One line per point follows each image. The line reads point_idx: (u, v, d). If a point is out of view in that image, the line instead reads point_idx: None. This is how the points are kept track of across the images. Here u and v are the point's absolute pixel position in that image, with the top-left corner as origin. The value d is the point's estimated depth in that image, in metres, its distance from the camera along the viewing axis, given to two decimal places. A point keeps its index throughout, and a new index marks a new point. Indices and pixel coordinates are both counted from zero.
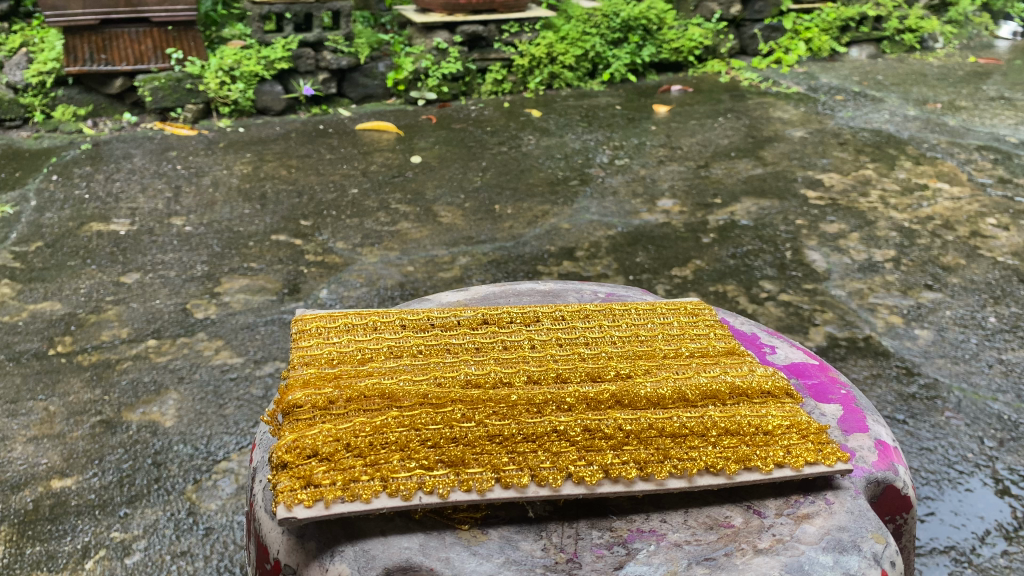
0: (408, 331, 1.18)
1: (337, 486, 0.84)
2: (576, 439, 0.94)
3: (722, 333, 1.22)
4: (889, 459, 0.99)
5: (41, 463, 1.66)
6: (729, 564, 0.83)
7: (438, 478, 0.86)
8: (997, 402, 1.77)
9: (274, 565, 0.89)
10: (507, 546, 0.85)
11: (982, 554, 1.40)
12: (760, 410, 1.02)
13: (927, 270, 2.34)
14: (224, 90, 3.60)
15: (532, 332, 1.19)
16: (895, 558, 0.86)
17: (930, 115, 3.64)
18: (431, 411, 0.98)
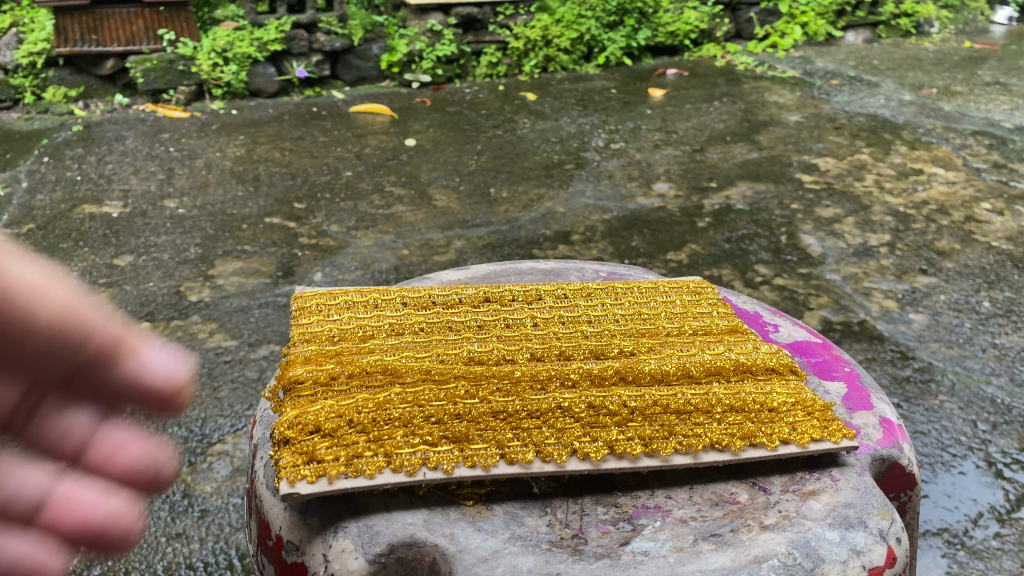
0: (411, 309, 1.18)
1: (340, 461, 0.83)
2: (580, 414, 0.94)
3: (725, 312, 1.22)
4: (894, 436, 1.00)
5: None
6: (736, 539, 0.82)
7: (442, 454, 0.86)
8: (990, 385, 1.77)
9: (276, 541, 0.88)
10: (512, 522, 0.85)
11: (974, 536, 1.42)
12: (766, 387, 1.01)
13: (921, 254, 2.34)
14: (216, 72, 3.57)
15: (536, 309, 1.19)
16: (901, 536, 0.86)
17: (925, 100, 3.63)
18: (434, 388, 0.97)
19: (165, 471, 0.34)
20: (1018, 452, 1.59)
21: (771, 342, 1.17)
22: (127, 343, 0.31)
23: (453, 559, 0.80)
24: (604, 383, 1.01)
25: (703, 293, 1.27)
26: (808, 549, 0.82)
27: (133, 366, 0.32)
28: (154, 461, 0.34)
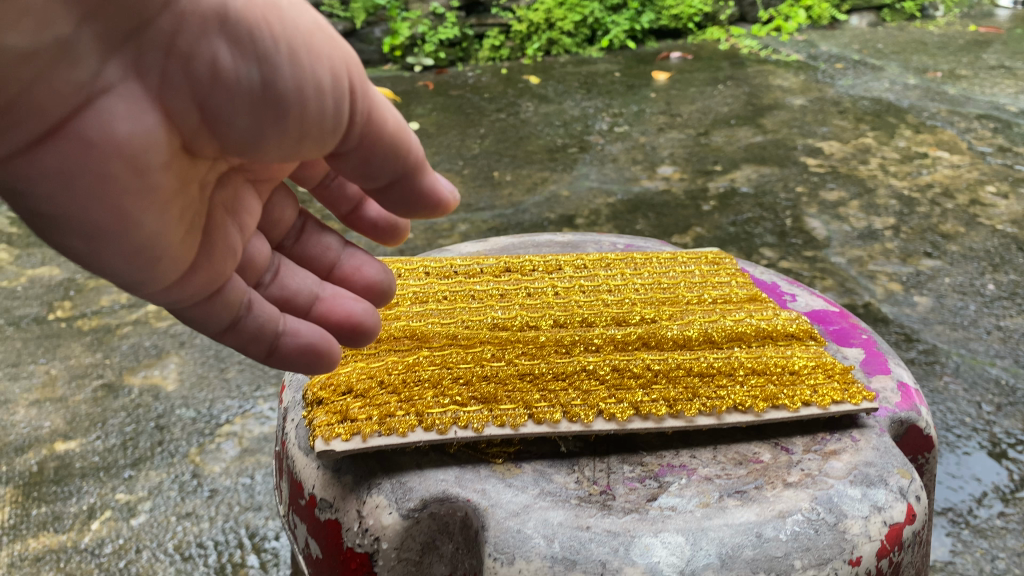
0: (433, 277, 1.19)
1: (373, 420, 0.83)
2: (607, 376, 0.93)
3: (744, 281, 1.22)
4: (912, 400, 0.99)
5: (45, 426, 1.67)
6: (760, 496, 0.79)
7: (470, 412, 0.85)
8: (995, 367, 1.78)
9: (309, 500, 0.87)
10: (541, 479, 0.82)
11: (978, 515, 1.43)
12: (789, 351, 1.01)
13: (926, 238, 2.34)
14: None
15: (557, 279, 1.20)
16: (920, 493, 0.83)
17: (930, 84, 3.62)
18: (461, 351, 0.97)
19: (385, 285, 0.82)
20: (1022, 432, 1.59)
21: (790, 309, 1.18)
22: (423, 165, 0.66)
23: (485, 512, 0.78)
24: (628, 347, 1.00)
25: (719, 264, 1.28)
26: (830, 505, 0.79)
27: (429, 179, 0.67)
28: (383, 278, 0.81)
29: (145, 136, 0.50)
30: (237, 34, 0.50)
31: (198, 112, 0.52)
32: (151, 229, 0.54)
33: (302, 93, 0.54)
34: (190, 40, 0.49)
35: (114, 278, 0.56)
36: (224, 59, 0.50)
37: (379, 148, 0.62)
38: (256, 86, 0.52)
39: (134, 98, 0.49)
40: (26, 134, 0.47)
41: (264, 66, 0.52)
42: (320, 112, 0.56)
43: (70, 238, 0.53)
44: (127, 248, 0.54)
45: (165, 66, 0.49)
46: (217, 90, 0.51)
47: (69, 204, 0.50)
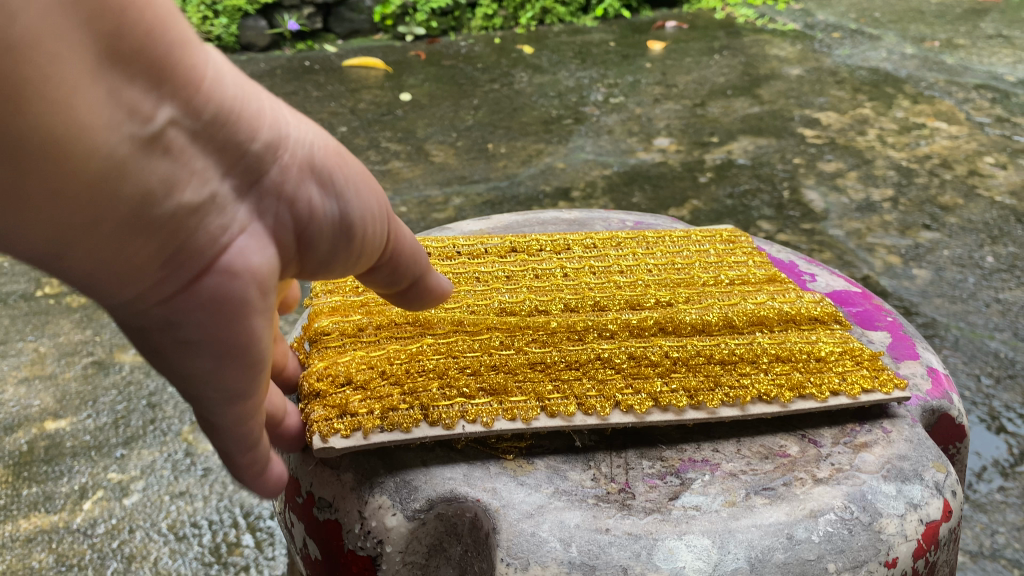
0: (435, 258, 1.15)
1: (375, 414, 0.80)
2: (622, 365, 0.90)
3: (761, 262, 1.20)
4: (943, 387, 0.97)
5: (34, 405, 1.64)
6: (790, 493, 0.77)
7: (478, 406, 0.82)
8: (994, 340, 1.77)
9: (306, 499, 0.84)
10: (555, 477, 0.79)
11: (978, 490, 1.43)
12: (813, 336, 0.98)
13: (925, 210, 2.32)
14: (206, 25, 3.56)
15: (564, 260, 1.17)
16: (955, 488, 0.82)
17: (927, 54, 3.57)
18: (466, 338, 0.93)
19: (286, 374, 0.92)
20: (1021, 406, 1.59)
21: (811, 291, 1.15)
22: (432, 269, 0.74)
23: (497, 514, 0.75)
24: (643, 333, 0.97)
25: (733, 243, 1.25)
26: (864, 502, 0.76)
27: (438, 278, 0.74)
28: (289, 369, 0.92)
29: (269, 268, 0.55)
30: (323, 176, 0.57)
31: (295, 242, 0.58)
32: (264, 344, 0.59)
33: (367, 217, 0.61)
34: (291, 183, 0.55)
35: (225, 394, 0.59)
36: (316, 198, 0.57)
37: (404, 259, 0.69)
38: (336, 217, 0.59)
39: (257, 237, 0.54)
40: (183, 277, 0.51)
41: (342, 200, 0.59)
42: (375, 235, 0.63)
43: (196, 362, 0.56)
44: (246, 365, 0.58)
45: (276, 208, 0.55)
46: (312, 221, 0.58)
47: (208, 332, 0.55)
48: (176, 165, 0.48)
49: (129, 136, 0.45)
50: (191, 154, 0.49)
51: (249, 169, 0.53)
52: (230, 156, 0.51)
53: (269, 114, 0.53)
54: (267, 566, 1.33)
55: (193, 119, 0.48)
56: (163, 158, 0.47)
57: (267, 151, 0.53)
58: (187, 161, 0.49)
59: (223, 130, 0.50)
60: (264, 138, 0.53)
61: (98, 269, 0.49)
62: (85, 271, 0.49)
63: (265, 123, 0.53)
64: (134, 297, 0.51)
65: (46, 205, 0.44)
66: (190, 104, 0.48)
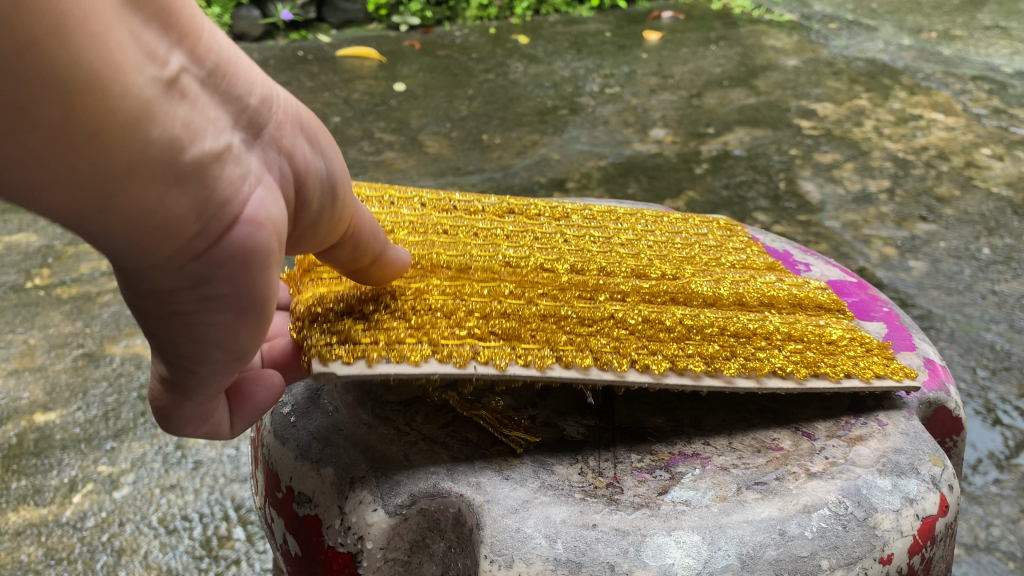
0: (430, 209, 1.09)
1: (380, 345, 0.75)
2: (636, 324, 0.87)
3: (760, 251, 1.20)
4: (940, 378, 0.97)
5: (23, 397, 1.63)
6: (782, 488, 0.76)
7: (490, 347, 0.78)
8: (990, 332, 1.76)
9: (286, 493, 0.83)
10: (541, 471, 0.78)
11: (974, 482, 1.42)
12: (820, 321, 0.98)
13: (921, 201, 2.31)
14: None
15: (565, 228, 1.13)
16: (953, 482, 0.81)
17: (924, 45, 3.56)
18: (473, 282, 0.88)
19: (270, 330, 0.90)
20: (1016, 398, 1.58)
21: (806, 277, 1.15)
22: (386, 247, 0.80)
23: (480, 508, 0.73)
24: (656, 300, 0.94)
25: (731, 230, 1.25)
26: (859, 497, 0.75)
27: (392, 255, 0.81)
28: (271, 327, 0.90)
29: (282, 217, 0.57)
30: (307, 132, 0.61)
31: (291, 194, 0.61)
32: (277, 295, 0.60)
33: (339, 178, 0.67)
34: (286, 137, 0.58)
35: (243, 345, 0.61)
36: (306, 153, 0.61)
37: (362, 235, 0.75)
38: (320, 172, 0.63)
39: (269, 188, 0.56)
40: (214, 230, 0.52)
41: (323, 154, 0.63)
42: (342, 202, 0.69)
43: (220, 318, 0.57)
44: (262, 316, 0.60)
45: (276, 162, 0.58)
46: (303, 174, 0.61)
47: (237, 285, 0.55)
48: (195, 111, 0.49)
49: (156, 79, 0.46)
50: (205, 102, 0.50)
51: (249, 121, 0.55)
52: (234, 107, 0.53)
53: (257, 71, 0.56)
54: (258, 559, 1.32)
55: (200, 68, 0.50)
56: (184, 104, 0.49)
57: (262, 104, 0.56)
58: (203, 110, 0.50)
59: (226, 79, 0.52)
60: (258, 92, 0.56)
61: (133, 227, 0.48)
62: (121, 229, 0.48)
63: (256, 78, 0.56)
64: (166, 256, 0.51)
65: (87, 152, 0.44)
66: (197, 53, 0.50)
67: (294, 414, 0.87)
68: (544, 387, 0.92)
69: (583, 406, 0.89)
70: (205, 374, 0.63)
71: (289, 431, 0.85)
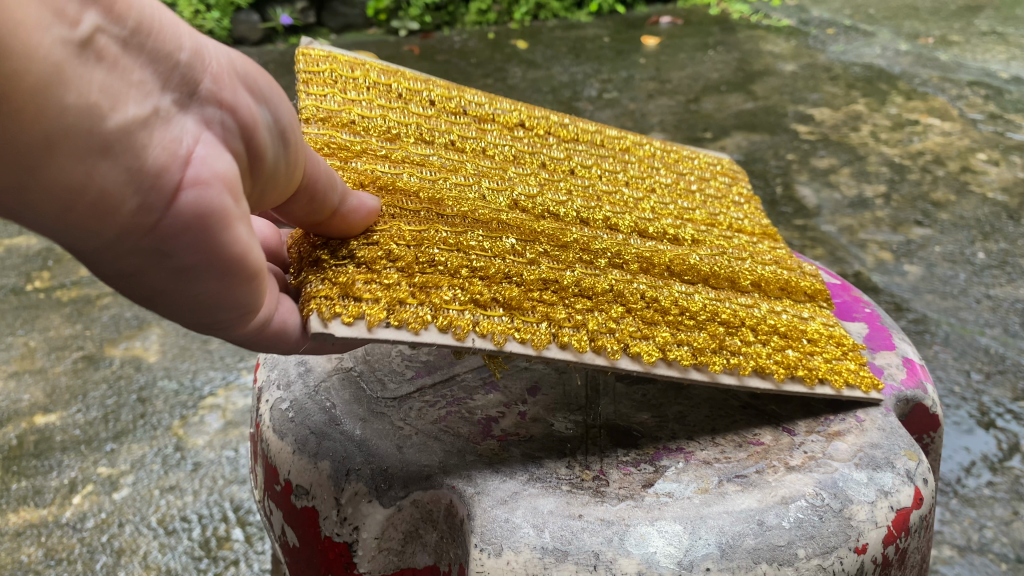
0: (436, 120, 1.05)
1: (382, 304, 0.69)
2: (633, 301, 0.83)
3: (753, 219, 1.18)
4: (918, 377, 0.98)
5: (23, 399, 1.64)
6: (761, 480, 0.77)
7: (492, 320, 0.73)
8: (984, 336, 1.77)
9: (285, 486, 0.83)
10: (530, 464, 0.80)
11: (967, 485, 1.44)
12: (801, 312, 0.98)
13: (917, 206, 2.32)
14: (197, 19, 3.62)
15: (566, 167, 1.09)
16: (927, 476, 0.82)
17: (921, 50, 3.57)
18: (478, 228, 0.82)
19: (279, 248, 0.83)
20: (1011, 402, 1.60)
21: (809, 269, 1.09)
22: (346, 194, 0.73)
23: (472, 500, 0.74)
24: (653, 271, 0.91)
25: (724, 189, 1.23)
26: (835, 489, 0.76)
27: (353, 201, 0.73)
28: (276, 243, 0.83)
29: (233, 173, 0.54)
30: (251, 83, 0.56)
31: (244, 151, 0.57)
32: (256, 254, 0.57)
33: (292, 125, 0.62)
34: (229, 91, 0.54)
35: (237, 305, 0.59)
36: (253, 105, 0.56)
37: (318, 183, 0.68)
38: (272, 122, 0.59)
39: (213, 145, 0.53)
40: (157, 199, 0.49)
41: (273, 105, 0.59)
42: (296, 149, 0.63)
43: (197, 285, 0.55)
44: (241, 279, 0.57)
45: (221, 118, 0.54)
46: (255, 128, 0.57)
47: (199, 249, 0.53)
48: (113, 75, 0.47)
49: (62, 40, 0.44)
50: (125, 64, 0.48)
51: (184, 79, 0.51)
52: (163, 67, 0.50)
53: (186, 25, 0.52)
54: (257, 560, 1.33)
55: (117, 28, 0.47)
56: (100, 68, 0.46)
57: (195, 61, 0.52)
58: (124, 73, 0.48)
59: (149, 38, 0.49)
60: (190, 47, 0.52)
61: (68, 201, 0.47)
62: (58, 204, 0.47)
63: (185, 32, 0.52)
64: (112, 231, 0.49)
65: None
66: (111, 12, 0.47)
67: (293, 409, 0.87)
68: (535, 383, 0.94)
69: (572, 401, 0.91)
70: (216, 334, 0.62)
71: (288, 425, 0.85)
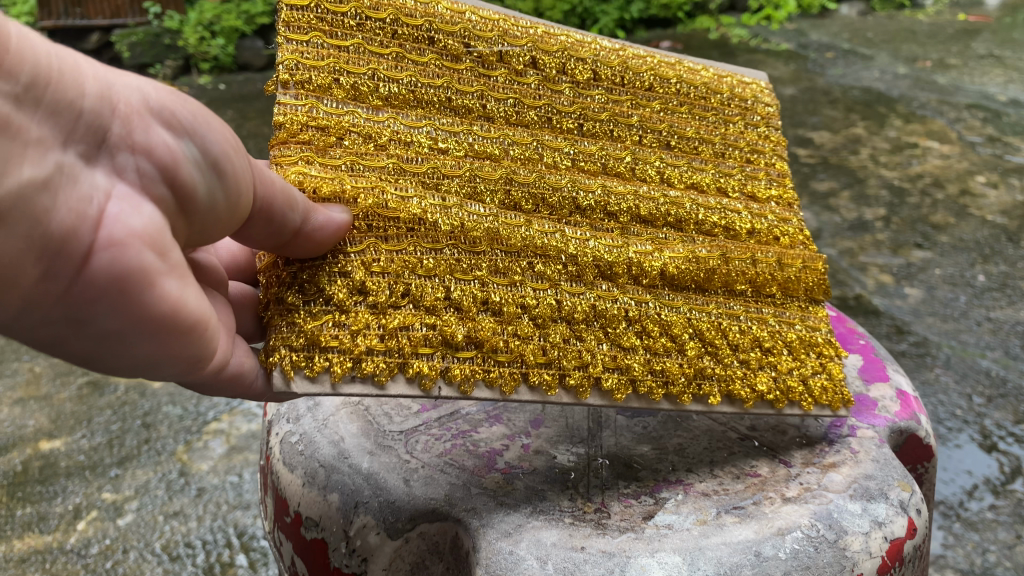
0: (437, 56, 0.86)
1: (348, 354, 0.69)
2: (615, 322, 0.82)
3: (770, 178, 1.02)
4: (911, 408, 0.99)
5: (29, 425, 1.66)
6: (758, 512, 0.78)
7: (464, 365, 0.73)
8: (986, 358, 1.77)
9: (294, 518, 0.84)
10: (534, 497, 0.80)
11: (970, 508, 1.44)
12: (792, 315, 0.93)
13: (917, 229, 2.34)
14: (203, 46, 3.89)
15: (576, 115, 0.93)
16: (921, 506, 0.82)
17: (919, 73, 3.61)
18: (461, 241, 0.78)
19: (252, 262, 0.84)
20: (1013, 424, 1.60)
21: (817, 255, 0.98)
22: (310, 210, 0.68)
23: (477, 532, 0.75)
24: (644, 278, 0.85)
25: (748, 131, 1.05)
26: (830, 520, 0.77)
27: (320, 217, 0.69)
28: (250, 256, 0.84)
29: (156, 225, 0.47)
30: (169, 117, 0.49)
31: (171, 195, 0.50)
32: (194, 308, 0.51)
33: (226, 154, 0.54)
34: (143, 134, 0.48)
35: (179, 362, 0.53)
36: (173, 142, 0.49)
37: (276, 204, 0.63)
38: (199, 156, 0.52)
39: (129, 198, 0.46)
40: (65, 266, 0.43)
41: (201, 136, 0.51)
42: (239, 169, 0.56)
43: (129, 348, 0.49)
44: (175, 336, 0.51)
45: (137, 164, 0.47)
46: (181, 168, 0.50)
47: (123, 313, 0.47)
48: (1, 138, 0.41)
49: None
50: (18, 122, 0.42)
51: (90, 128, 0.45)
52: (65, 118, 0.44)
53: (88, 67, 0.46)
54: None
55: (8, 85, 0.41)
56: None
57: (102, 106, 0.46)
58: (17, 132, 0.41)
59: (46, 88, 0.43)
60: (95, 92, 0.45)
61: None
62: None
63: (87, 77, 0.45)
64: (18, 304, 0.43)
65: None
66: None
67: (301, 442, 0.88)
68: (537, 417, 0.95)
69: (575, 434, 0.91)
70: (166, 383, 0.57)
71: (298, 458, 0.87)
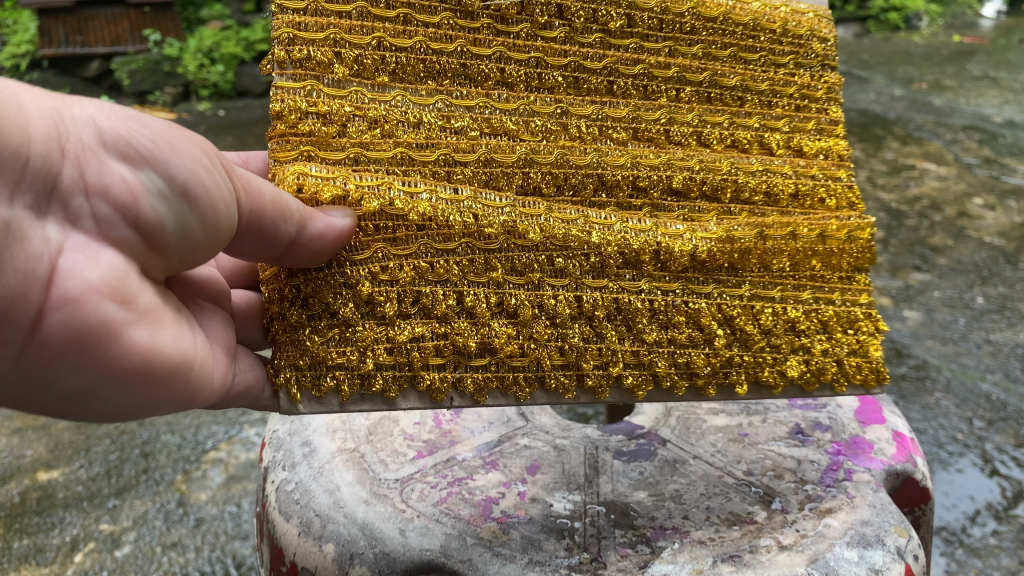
0: (450, 14, 0.79)
1: (354, 372, 0.73)
2: (640, 316, 0.81)
3: (820, 127, 0.92)
4: (907, 451, 0.98)
5: (26, 455, 1.66)
6: (755, 561, 0.78)
7: (477, 373, 0.76)
8: (986, 381, 1.77)
9: (290, 567, 0.83)
10: (530, 547, 0.80)
11: (972, 534, 1.43)
12: (832, 288, 0.88)
13: (914, 251, 2.35)
14: (203, 72, 3.98)
15: (605, 74, 0.84)
16: (917, 552, 0.82)
17: (915, 95, 3.63)
18: (477, 241, 0.77)
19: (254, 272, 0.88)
20: (1015, 449, 1.59)
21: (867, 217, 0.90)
22: (307, 216, 0.67)
23: None
24: (674, 262, 0.82)
25: (801, 71, 0.93)
26: (826, 569, 0.77)
27: (319, 223, 0.68)
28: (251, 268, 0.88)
29: (114, 274, 0.49)
30: (124, 150, 0.50)
31: (138, 235, 0.51)
32: (164, 351, 0.53)
33: (197, 178, 0.53)
34: (97, 175, 0.49)
35: (163, 404, 0.56)
36: (131, 178, 0.50)
37: (267, 217, 0.63)
38: (164, 187, 0.52)
39: (83, 250, 0.48)
40: (18, 328, 0.46)
41: (164, 167, 0.52)
42: (216, 187, 0.55)
43: (104, 397, 0.52)
44: (147, 381, 0.53)
45: (94, 210, 0.49)
46: (141, 205, 0.51)
47: (86, 367, 0.49)
48: None
49: None
50: None
51: (39, 177, 0.47)
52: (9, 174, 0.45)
53: (35, 113, 0.47)
54: None
55: None
56: None
57: (51, 155, 0.47)
58: None
59: None
60: (40, 137, 0.47)
61: None
62: None
63: (33, 126, 0.46)
64: None
65: None
66: None
67: (297, 491, 0.88)
68: (534, 462, 0.95)
69: (571, 480, 0.92)
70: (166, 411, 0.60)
71: (293, 507, 0.86)
